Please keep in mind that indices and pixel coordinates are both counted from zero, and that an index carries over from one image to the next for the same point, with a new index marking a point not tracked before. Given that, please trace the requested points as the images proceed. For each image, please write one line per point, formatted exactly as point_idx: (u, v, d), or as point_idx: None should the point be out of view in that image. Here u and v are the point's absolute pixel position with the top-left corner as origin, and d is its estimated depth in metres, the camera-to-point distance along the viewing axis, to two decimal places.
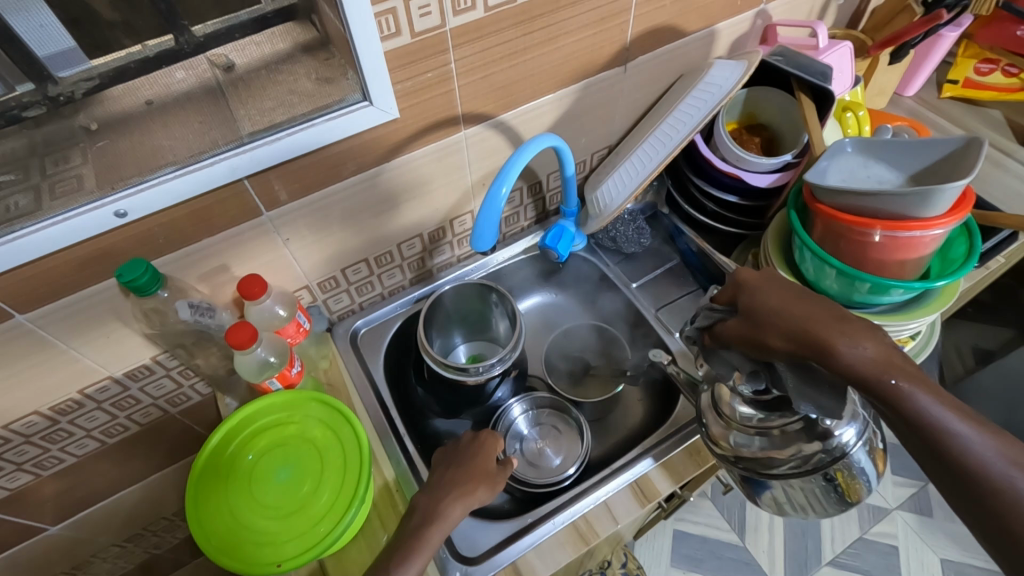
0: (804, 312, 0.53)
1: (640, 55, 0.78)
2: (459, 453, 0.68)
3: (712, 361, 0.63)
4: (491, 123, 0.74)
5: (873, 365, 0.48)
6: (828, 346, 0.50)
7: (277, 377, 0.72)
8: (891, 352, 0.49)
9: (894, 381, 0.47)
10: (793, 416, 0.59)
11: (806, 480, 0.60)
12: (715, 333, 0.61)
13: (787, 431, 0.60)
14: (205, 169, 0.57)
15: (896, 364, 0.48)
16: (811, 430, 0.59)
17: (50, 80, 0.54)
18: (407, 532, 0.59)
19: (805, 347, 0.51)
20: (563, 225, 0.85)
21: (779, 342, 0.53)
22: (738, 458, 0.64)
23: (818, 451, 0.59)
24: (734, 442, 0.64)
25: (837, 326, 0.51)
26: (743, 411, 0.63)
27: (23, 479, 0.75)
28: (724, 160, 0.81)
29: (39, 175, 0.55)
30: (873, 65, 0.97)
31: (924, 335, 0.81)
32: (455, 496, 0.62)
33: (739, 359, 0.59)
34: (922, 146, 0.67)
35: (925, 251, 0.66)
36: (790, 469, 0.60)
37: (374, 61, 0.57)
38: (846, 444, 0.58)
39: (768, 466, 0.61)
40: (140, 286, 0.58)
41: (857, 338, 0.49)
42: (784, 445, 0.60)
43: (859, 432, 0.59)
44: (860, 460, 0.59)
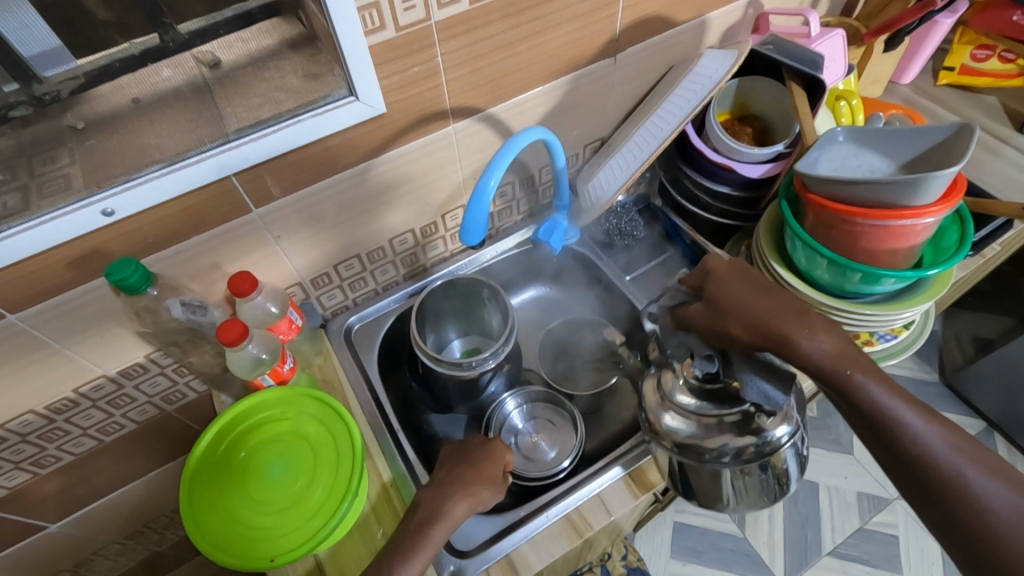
0: (765, 305, 0.57)
1: (630, 47, 0.78)
2: (469, 451, 0.68)
3: (669, 342, 0.64)
4: (480, 117, 0.73)
5: (831, 358, 0.53)
6: (789, 340, 0.54)
7: (269, 373, 0.72)
8: (847, 347, 0.54)
9: (849, 372, 0.52)
10: (732, 408, 0.60)
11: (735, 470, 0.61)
12: (676, 316, 0.65)
13: (722, 423, 0.60)
14: (193, 167, 0.57)
15: (851, 357, 0.53)
16: (745, 423, 0.60)
17: (36, 80, 0.54)
18: (410, 529, 0.60)
19: (765, 338, 0.56)
20: (556, 218, 0.84)
21: (739, 331, 0.57)
22: (675, 446, 0.63)
23: (751, 444, 0.60)
24: (668, 425, 0.63)
25: (797, 320, 0.55)
26: (682, 399, 0.62)
27: (22, 477, 0.76)
28: (716, 151, 0.81)
29: (27, 175, 0.55)
30: (867, 53, 0.96)
31: (919, 324, 0.80)
32: (460, 496, 0.62)
33: (697, 343, 0.61)
34: (912, 135, 0.67)
35: (917, 240, 0.65)
36: (721, 460, 0.61)
37: (359, 56, 0.57)
38: (776, 443, 0.60)
39: (703, 455, 0.61)
40: (130, 285, 0.58)
41: (816, 331, 0.54)
42: (716, 435, 0.60)
43: (791, 432, 0.61)
44: (784, 456, 0.62)
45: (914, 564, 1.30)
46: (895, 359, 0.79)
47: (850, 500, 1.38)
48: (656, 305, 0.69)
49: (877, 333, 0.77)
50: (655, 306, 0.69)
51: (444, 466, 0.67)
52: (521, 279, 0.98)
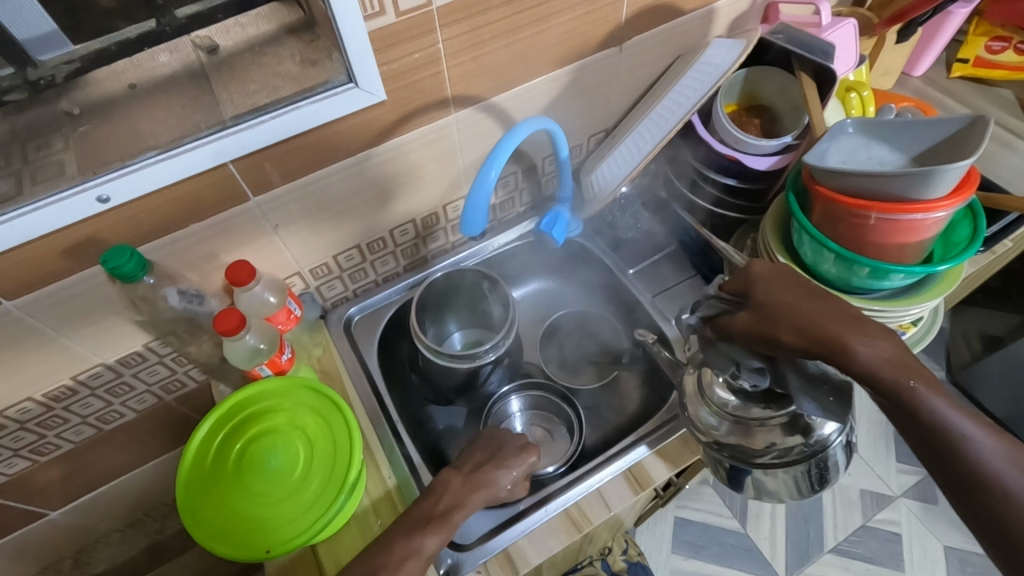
0: (817, 311, 0.52)
1: (636, 35, 0.77)
2: (499, 445, 0.70)
3: (712, 351, 0.63)
4: (482, 106, 0.72)
5: (889, 366, 0.48)
6: (843, 344, 0.49)
7: (267, 364, 0.72)
8: (906, 352, 0.49)
9: (911, 383, 0.47)
10: (779, 411, 0.61)
11: (784, 470, 0.62)
12: (717, 325, 0.61)
13: (769, 424, 0.62)
14: (189, 154, 0.56)
15: (909, 365, 0.48)
16: (792, 424, 0.61)
17: (30, 64, 0.55)
18: (426, 513, 0.61)
19: (816, 344, 0.50)
20: (558, 210, 0.83)
21: (789, 338, 0.52)
22: (721, 446, 0.65)
23: (799, 444, 0.61)
24: (709, 424, 0.65)
25: (851, 324, 0.50)
26: (722, 396, 0.65)
27: (22, 464, 0.76)
28: (722, 142, 0.79)
29: (21, 161, 0.54)
30: (879, 44, 0.95)
31: (927, 321, 0.79)
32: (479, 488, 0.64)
33: (744, 355, 0.59)
34: (924, 126, 0.65)
35: (926, 235, 0.64)
36: (767, 459, 0.62)
37: (358, 42, 0.56)
38: (825, 439, 0.60)
39: (751, 455, 0.63)
40: (125, 273, 0.57)
41: (876, 338, 0.49)
42: (761, 435, 0.62)
43: (840, 428, 0.61)
44: (835, 453, 0.62)
45: (917, 562, 1.30)
46: None
47: (853, 497, 1.37)
48: (696, 314, 0.65)
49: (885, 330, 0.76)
50: (695, 316, 0.65)
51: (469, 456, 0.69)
52: (524, 272, 0.97)
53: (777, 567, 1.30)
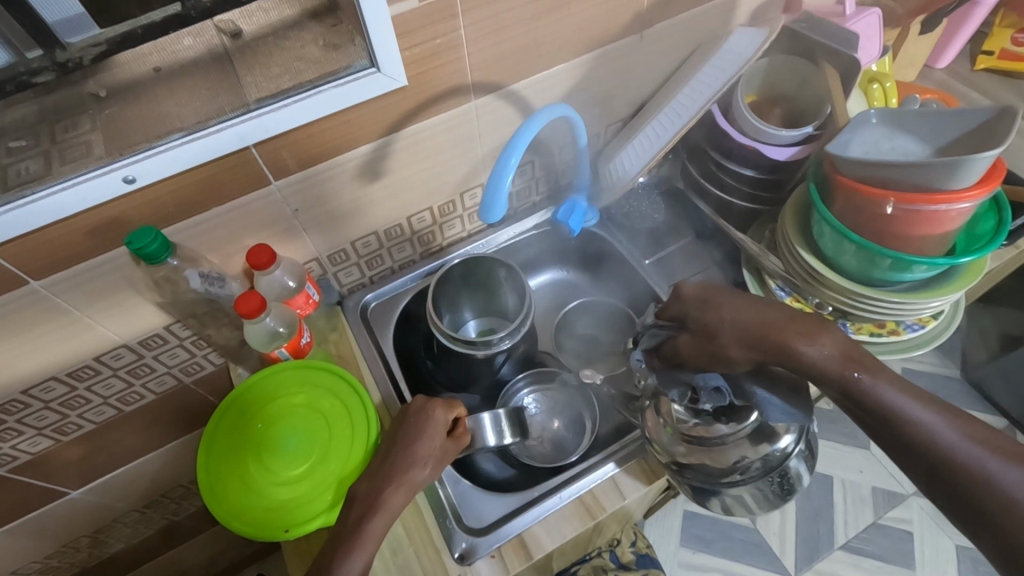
0: (757, 316, 0.56)
1: (657, 23, 0.76)
2: (405, 428, 0.64)
3: (665, 382, 0.62)
4: (503, 93, 0.72)
5: (836, 362, 0.52)
6: (789, 348, 0.53)
7: (286, 346, 0.73)
8: (846, 346, 0.53)
9: (856, 375, 0.51)
10: (741, 425, 0.60)
11: (750, 484, 0.64)
12: (664, 353, 0.64)
13: (737, 437, 0.62)
14: (213, 136, 0.56)
15: (854, 357, 0.52)
16: (756, 434, 0.62)
17: (59, 46, 0.55)
18: (348, 526, 0.57)
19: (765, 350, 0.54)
20: (574, 200, 0.85)
21: (740, 352, 0.55)
22: (680, 469, 0.65)
23: (761, 457, 0.62)
24: (676, 450, 0.64)
25: (796, 326, 0.54)
26: (679, 412, 0.64)
27: (44, 443, 0.77)
28: (742, 132, 0.78)
29: (49, 142, 0.55)
30: (902, 35, 0.94)
31: (948, 313, 0.76)
32: (396, 483, 0.60)
33: (697, 376, 0.57)
34: (950, 117, 0.64)
35: (951, 226, 0.63)
36: (737, 477, 0.63)
37: (381, 26, 0.56)
38: (784, 451, 0.62)
39: (716, 475, 0.64)
40: (150, 253, 0.58)
41: (816, 337, 0.53)
42: (729, 453, 0.62)
43: (796, 439, 0.63)
44: (794, 463, 0.64)
45: (927, 560, 1.29)
46: (921, 350, 0.74)
47: (863, 494, 1.36)
48: (639, 349, 0.68)
49: (903, 323, 0.74)
50: (639, 351, 0.68)
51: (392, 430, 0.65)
52: (540, 261, 0.98)
53: (786, 563, 1.30)
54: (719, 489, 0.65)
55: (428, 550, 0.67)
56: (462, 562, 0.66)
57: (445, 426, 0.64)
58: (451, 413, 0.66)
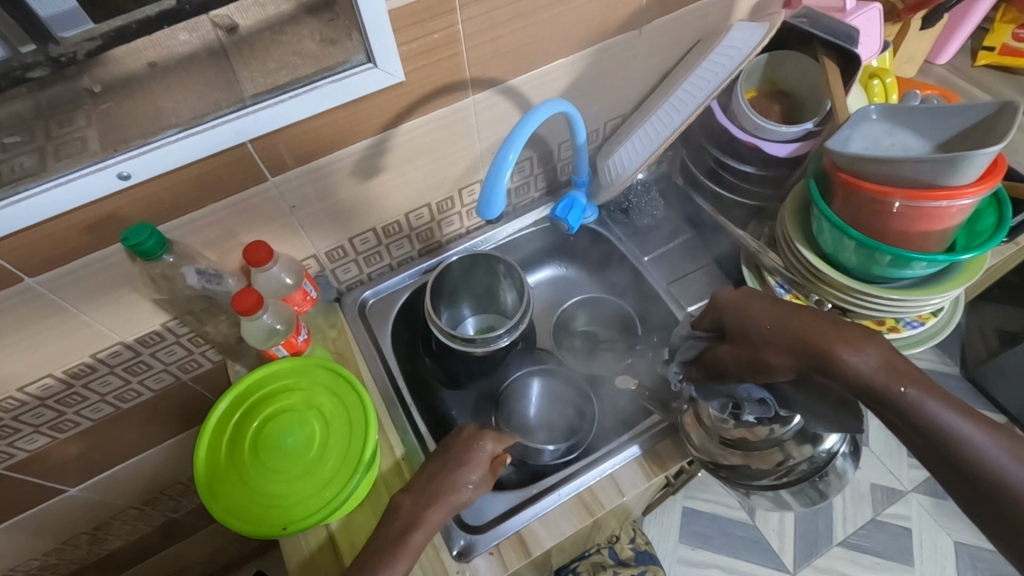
0: (795, 324, 0.55)
1: (656, 19, 0.76)
2: (451, 453, 0.65)
3: (705, 392, 0.65)
4: (501, 89, 0.72)
5: (879, 373, 0.49)
6: (832, 356, 0.51)
7: (284, 343, 0.73)
8: (894, 357, 0.50)
9: (903, 389, 0.48)
10: (785, 427, 0.62)
11: (794, 484, 0.64)
12: (702, 362, 0.64)
13: (781, 440, 0.63)
14: (210, 132, 0.56)
15: (902, 370, 0.49)
16: (799, 437, 0.62)
17: (52, 40, 0.52)
18: (390, 537, 0.59)
19: (806, 355, 0.53)
20: (574, 195, 0.84)
21: (779, 358, 0.55)
22: (717, 467, 0.67)
23: (805, 459, 0.63)
24: (713, 451, 0.66)
25: (836, 333, 0.52)
26: (718, 416, 0.65)
27: (41, 441, 0.77)
28: (741, 128, 0.78)
29: (43, 137, 0.55)
30: (903, 30, 0.93)
31: (947, 310, 0.76)
32: (438, 502, 0.61)
33: (742, 390, 0.61)
34: (950, 112, 0.64)
35: (951, 222, 0.63)
36: (777, 480, 0.64)
37: (379, 22, 0.55)
38: (829, 451, 0.63)
39: (755, 477, 0.65)
40: (145, 250, 0.58)
41: (861, 346, 0.51)
42: (773, 454, 0.63)
43: (841, 440, 0.63)
44: (839, 462, 0.64)
45: (926, 557, 1.29)
46: (920, 348, 0.74)
47: (863, 491, 1.36)
48: (678, 361, 0.70)
49: (902, 319, 0.74)
50: (677, 363, 0.70)
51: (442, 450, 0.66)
52: (539, 257, 0.97)
53: (785, 560, 1.30)
54: (758, 488, 0.66)
55: (427, 549, 0.67)
56: (461, 559, 0.66)
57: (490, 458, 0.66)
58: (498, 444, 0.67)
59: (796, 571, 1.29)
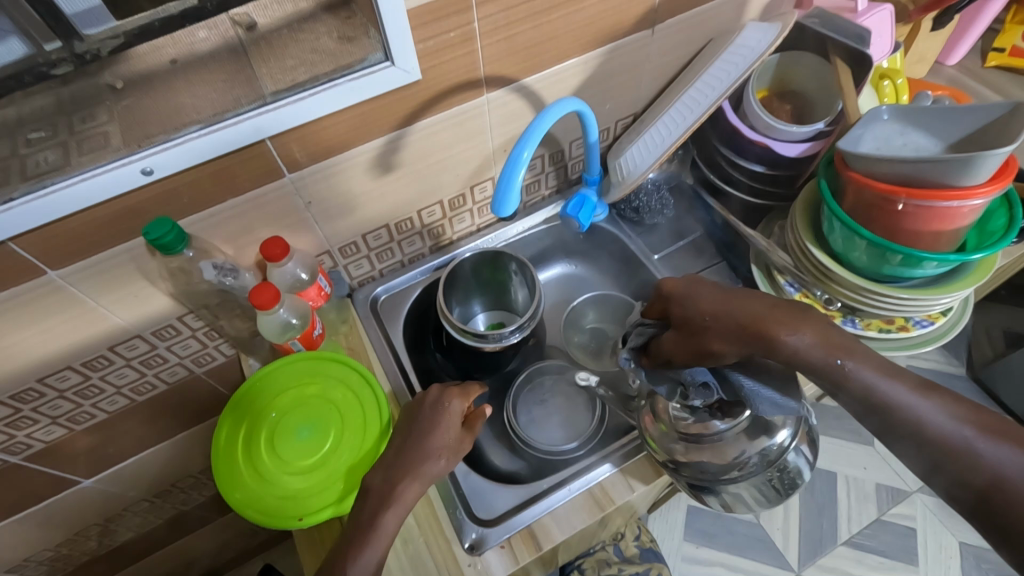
0: (734, 308, 0.56)
1: (669, 18, 0.76)
2: (417, 423, 0.64)
3: (655, 379, 0.65)
4: (514, 87, 0.73)
5: (818, 350, 0.51)
6: (772, 338, 0.52)
7: (299, 338, 0.74)
8: (829, 333, 0.53)
9: (839, 362, 0.51)
10: (735, 419, 0.62)
11: (748, 480, 0.64)
12: (653, 350, 0.65)
13: (734, 432, 0.62)
14: (230, 128, 0.57)
15: (838, 345, 0.52)
16: (752, 428, 0.62)
17: (76, 37, 0.54)
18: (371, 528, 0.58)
19: (750, 343, 0.54)
20: (585, 193, 0.84)
21: (724, 346, 0.55)
22: (676, 465, 0.66)
23: (758, 452, 0.62)
24: (674, 444, 0.65)
25: (778, 315, 0.54)
26: (676, 411, 0.65)
27: (58, 432, 0.78)
28: (752, 128, 0.79)
29: (67, 132, 0.56)
30: (914, 31, 0.93)
31: (958, 309, 0.76)
32: (411, 477, 0.59)
33: (686, 372, 0.60)
34: (962, 114, 0.65)
35: (963, 222, 0.63)
36: (733, 474, 0.63)
37: (397, 21, 0.56)
38: (781, 445, 0.62)
39: (712, 471, 0.64)
40: (166, 244, 0.59)
41: (797, 326, 0.53)
42: (728, 448, 0.62)
43: (792, 433, 0.62)
44: (792, 457, 0.63)
45: (930, 557, 1.29)
46: (933, 346, 0.74)
47: (868, 491, 1.37)
48: (628, 349, 0.70)
49: (913, 318, 0.74)
50: (628, 351, 0.70)
51: (418, 420, 0.65)
52: (548, 255, 0.98)
53: (789, 558, 1.31)
54: (716, 486, 0.65)
55: (439, 541, 0.68)
56: (472, 552, 0.67)
57: (460, 417, 0.65)
58: (466, 402, 0.66)
59: (800, 570, 1.30)
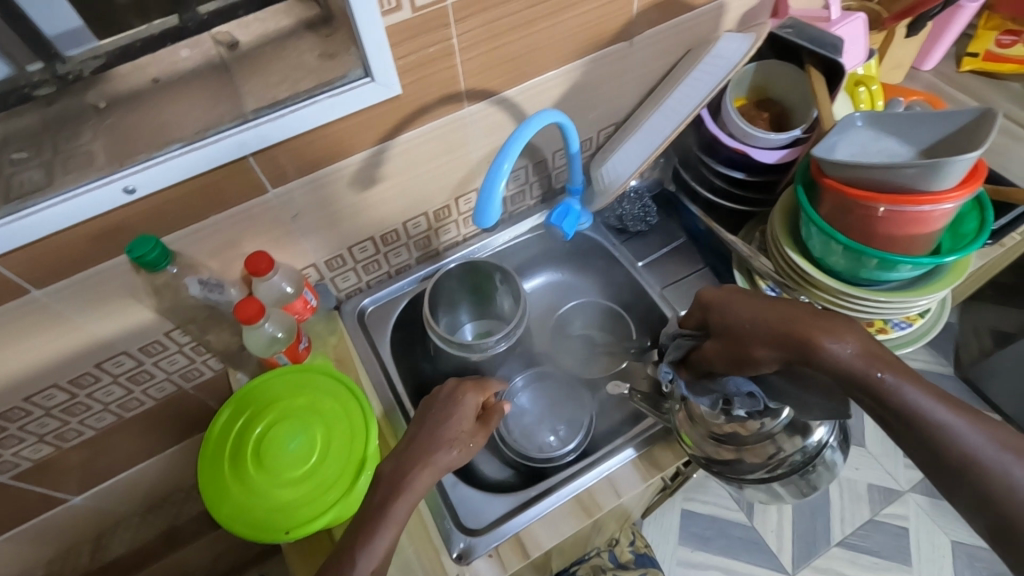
0: (778, 315, 0.54)
1: (647, 29, 0.77)
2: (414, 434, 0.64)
3: (695, 392, 0.64)
4: (494, 100, 0.73)
5: (859, 361, 0.49)
6: (813, 344, 0.50)
7: (284, 351, 0.75)
8: (874, 345, 0.49)
9: (881, 375, 0.48)
10: (775, 421, 0.62)
11: (785, 478, 0.64)
12: (692, 362, 0.64)
13: (772, 434, 0.63)
14: (213, 146, 0.57)
15: (881, 356, 0.49)
16: (790, 428, 0.63)
17: (58, 59, 0.56)
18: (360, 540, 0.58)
19: (788, 348, 0.52)
20: (568, 203, 0.85)
21: (764, 351, 0.54)
22: (710, 462, 0.67)
23: (796, 450, 0.63)
24: (707, 444, 0.66)
25: (818, 324, 0.51)
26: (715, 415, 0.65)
27: (45, 450, 0.78)
28: (731, 136, 0.80)
29: (51, 152, 0.56)
30: (889, 37, 0.95)
31: (936, 311, 0.78)
32: (421, 465, 0.60)
33: (730, 384, 0.60)
34: (933, 119, 0.66)
35: (936, 226, 0.65)
36: (770, 472, 0.64)
37: (375, 37, 0.57)
38: (818, 442, 0.63)
39: (749, 469, 0.65)
40: (150, 261, 0.59)
41: (840, 335, 0.50)
42: (766, 448, 0.63)
43: (830, 430, 0.64)
44: (829, 454, 0.64)
45: (923, 556, 1.30)
46: (910, 348, 0.76)
47: (860, 491, 1.38)
48: (666, 363, 0.67)
49: (891, 321, 0.76)
50: (667, 364, 0.67)
51: (419, 423, 0.66)
52: (535, 263, 0.99)
53: (784, 560, 1.31)
54: (749, 483, 0.66)
55: (427, 550, 0.68)
56: (460, 562, 0.67)
57: (474, 410, 0.67)
58: (464, 408, 0.67)
59: (794, 572, 1.30)
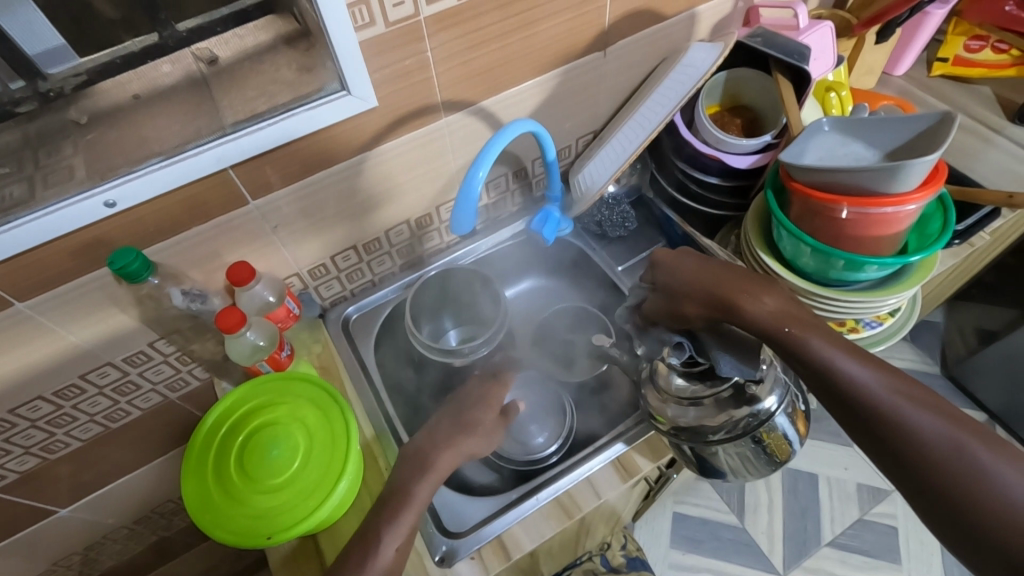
0: (713, 281, 0.60)
1: (620, 40, 0.79)
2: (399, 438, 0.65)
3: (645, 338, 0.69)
4: (471, 110, 0.75)
5: (772, 318, 0.55)
6: (735, 305, 0.57)
7: (267, 360, 0.76)
8: (788, 307, 0.56)
9: (789, 329, 0.54)
10: (720, 384, 0.62)
11: (735, 444, 0.63)
12: (641, 312, 0.70)
13: (717, 400, 0.63)
14: (192, 159, 0.59)
15: (793, 316, 0.55)
16: (737, 394, 0.62)
17: (40, 76, 0.58)
18: None
19: (718, 309, 0.58)
20: (549, 209, 0.87)
21: (693, 309, 0.61)
22: (677, 430, 0.65)
23: (746, 416, 0.61)
24: (671, 414, 0.65)
25: (744, 287, 0.58)
26: (677, 384, 0.65)
27: (32, 462, 0.78)
28: (704, 142, 0.82)
29: (32, 167, 0.57)
30: (859, 44, 0.97)
31: (905, 310, 0.80)
32: (406, 465, 0.61)
33: (665, 333, 0.65)
34: (896, 124, 0.68)
35: (901, 227, 0.66)
36: (725, 434, 0.63)
37: (350, 51, 0.59)
38: (767, 412, 0.62)
39: (704, 433, 0.63)
40: (132, 272, 0.60)
41: (758, 297, 0.57)
42: (716, 413, 0.62)
43: (780, 399, 0.62)
44: (780, 421, 0.63)
45: (913, 555, 1.31)
46: (881, 346, 0.79)
47: (850, 491, 1.39)
48: (626, 306, 0.73)
49: (862, 321, 0.78)
50: (625, 308, 0.73)
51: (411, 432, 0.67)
52: (518, 269, 1.00)
53: (775, 561, 1.32)
54: (704, 448, 0.65)
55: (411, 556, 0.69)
56: (443, 564, 0.68)
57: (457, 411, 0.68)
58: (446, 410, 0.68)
59: (785, 572, 1.31)
